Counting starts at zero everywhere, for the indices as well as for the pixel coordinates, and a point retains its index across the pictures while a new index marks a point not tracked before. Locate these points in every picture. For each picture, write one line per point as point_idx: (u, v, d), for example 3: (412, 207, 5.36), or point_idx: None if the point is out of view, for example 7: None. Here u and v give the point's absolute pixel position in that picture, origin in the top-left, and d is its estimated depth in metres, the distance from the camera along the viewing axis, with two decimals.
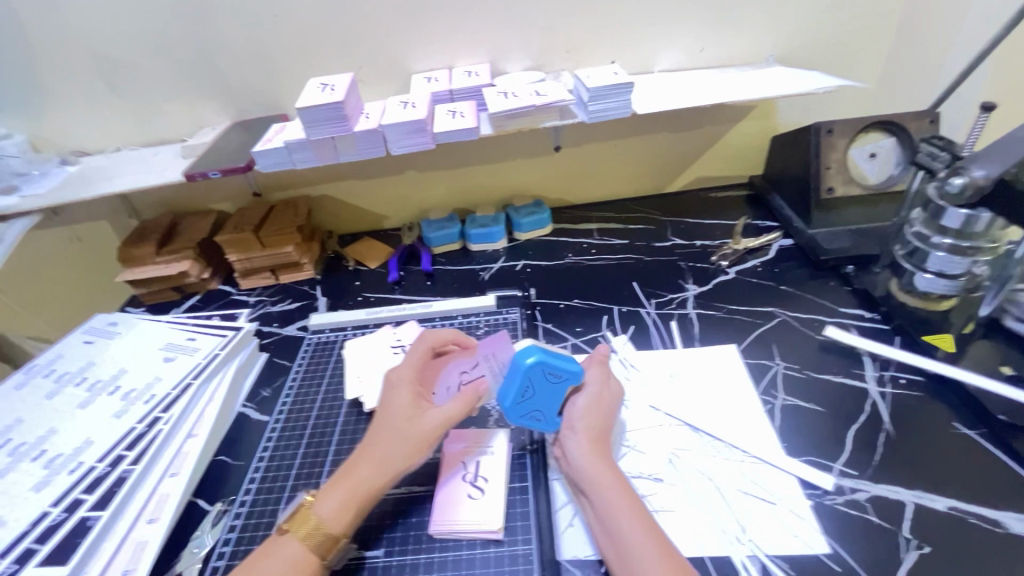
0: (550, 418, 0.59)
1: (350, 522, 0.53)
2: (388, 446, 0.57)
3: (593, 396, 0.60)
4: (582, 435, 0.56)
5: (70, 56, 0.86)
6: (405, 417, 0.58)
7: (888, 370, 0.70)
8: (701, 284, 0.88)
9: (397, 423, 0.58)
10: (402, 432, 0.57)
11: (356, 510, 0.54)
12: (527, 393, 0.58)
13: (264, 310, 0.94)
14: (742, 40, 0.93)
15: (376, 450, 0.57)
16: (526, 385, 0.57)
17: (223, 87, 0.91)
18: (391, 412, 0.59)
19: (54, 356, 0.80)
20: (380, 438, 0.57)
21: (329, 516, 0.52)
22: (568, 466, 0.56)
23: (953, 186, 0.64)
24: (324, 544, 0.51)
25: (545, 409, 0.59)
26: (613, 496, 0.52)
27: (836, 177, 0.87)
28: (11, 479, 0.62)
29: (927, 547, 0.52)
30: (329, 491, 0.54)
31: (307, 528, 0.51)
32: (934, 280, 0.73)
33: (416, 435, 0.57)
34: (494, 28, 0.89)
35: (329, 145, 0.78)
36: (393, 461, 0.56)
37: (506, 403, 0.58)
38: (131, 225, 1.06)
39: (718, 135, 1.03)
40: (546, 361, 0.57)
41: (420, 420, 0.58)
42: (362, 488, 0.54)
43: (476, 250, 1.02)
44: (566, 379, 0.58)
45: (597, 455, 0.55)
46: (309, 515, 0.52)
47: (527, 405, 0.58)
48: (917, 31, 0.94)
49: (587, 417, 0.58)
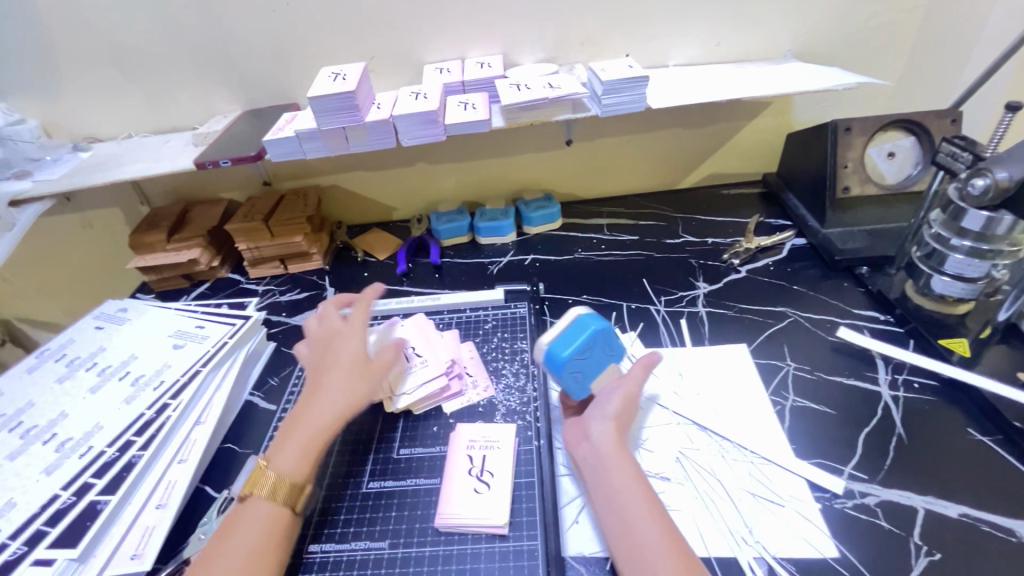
0: (584, 386, 0.60)
1: (308, 466, 0.54)
2: (335, 380, 0.60)
3: (630, 391, 0.58)
4: (611, 424, 0.55)
5: (83, 43, 0.86)
6: (353, 354, 0.62)
7: (901, 374, 0.69)
8: (712, 282, 0.87)
9: (341, 361, 0.62)
10: (348, 369, 0.61)
11: (313, 453, 0.55)
12: (583, 354, 0.59)
13: (273, 299, 0.94)
14: (761, 35, 0.92)
15: (323, 385, 0.60)
16: (588, 344, 0.59)
17: (234, 74, 0.91)
18: (336, 353, 0.63)
19: (65, 341, 0.81)
20: (326, 378, 0.60)
21: (288, 466, 0.54)
22: (587, 451, 0.55)
23: (976, 187, 0.63)
24: (291, 495, 0.52)
25: (586, 375, 0.60)
26: (633, 491, 0.51)
27: (852, 176, 0.85)
28: (22, 461, 0.62)
29: (938, 554, 0.51)
30: (281, 448, 0.55)
31: (268, 486, 0.52)
32: (951, 283, 0.72)
33: (361, 371, 0.61)
34: (508, 20, 0.88)
35: (339, 135, 0.78)
36: (340, 396, 0.59)
37: (560, 356, 0.58)
38: (141, 211, 1.05)
39: (732, 132, 1.02)
40: (610, 334, 0.61)
41: (363, 358, 0.63)
42: (316, 431, 0.56)
43: (485, 244, 1.01)
44: (614, 356, 0.61)
45: (623, 449, 0.54)
46: (267, 473, 0.53)
47: (578, 362, 0.59)
48: (940, 28, 0.92)
49: (620, 409, 0.56)
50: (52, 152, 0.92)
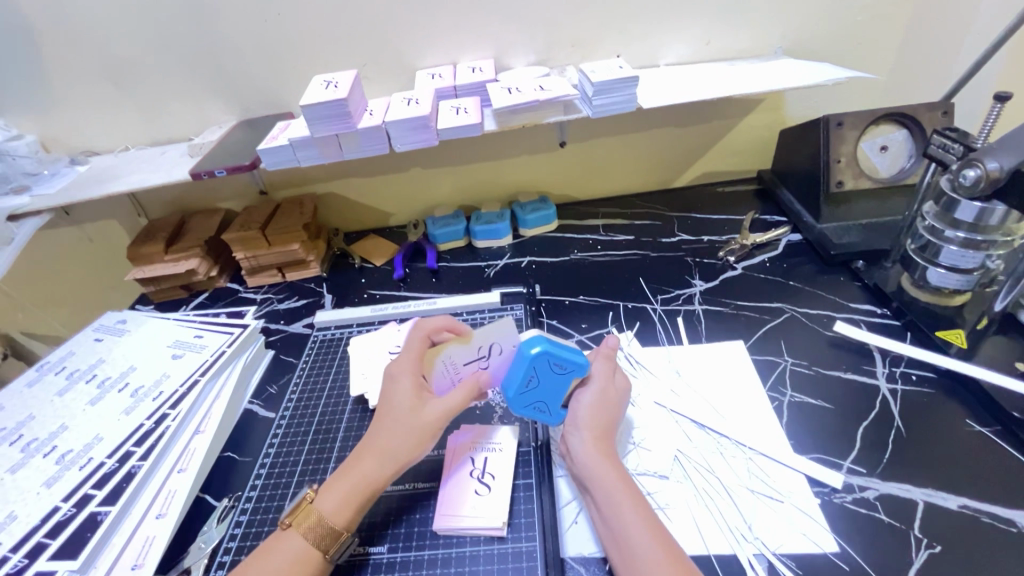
0: (556, 411, 0.58)
1: (352, 516, 0.52)
2: (391, 437, 0.55)
3: (599, 393, 0.58)
4: (586, 433, 0.56)
5: (79, 58, 0.87)
6: (415, 409, 0.56)
7: (899, 367, 0.69)
8: (708, 279, 0.87)
9: (399, 417, 0.56)
10: (410, 426, 0.55)
11: (358, 504, 0.53)
12: (531, 384, 0.57)
13: (271, 307, 0.95)
14: (752, 32, 0.92)
15: (378, 443, 0.55)
16: (531, 374, 0.57)
17: (228, 85, 0.92)
18: (393, 405, 0.57)
19: (65, 354, 0.81)
20: (381, 433, 0.56)
21: (333, 510, 0.52)
22: (572, 463, 0.56)
23: (967, 178, 0.62)
24: (328, 539, 0.51)
25: (549, 401, 0.58)
26: (615, 494, 0.51)
27: (846, 170, 0.86)
28: (23, 475, 0.63)
29: (938, 546, 0.51)
30: (332, 484, 0.54)
31: (308, 522, 0.51)
32: (946, 274, 0.72)
33: (420, 427, 0.56)
34: (498, 25, 0.88)
35: (333, 142, 0.78)
36: (399, 455, 0.55)
37: (509, 392, 0.57)
38: (139, 223, 1.06)
39: (725, 130, 1.02)
40: (552, 352, 0.56)
41: (424, 411, 0.56)
42: (365, 482, 0.54)
43: (481, 247, 1.02)
44: (572, 370, 0.57)
45: (602, 454, 0.54)
46: (310, 510, 0.52)
47: (531, 395, 0.58)
48: (931, 20, 0.92)
49: (592, 414, 0.57)
50: (50, 166, 0.93)
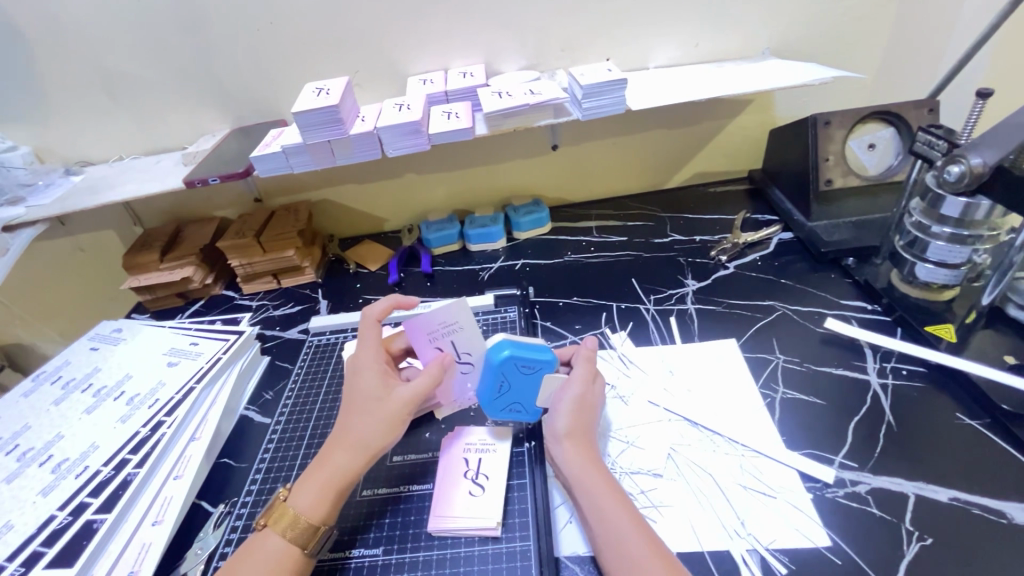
0: (529, 408, 0.61)
1: (329, 509, 0.53)
2: (361, 428, 0.55)
3: (576, 399, 0.58)
4: (567, 441, 0.55)
5: (73, 69, 0.88)
6: (380, 397, 0.57)
7: (890, 362, 0.69)
8: (700, 279, 0.87)
9: (365, 407, 0.56)
10: (378, 415, 0.56)
11: (334, 497, 0.53)
12: (502, 389, 0.59)
13: (266, 314, 0.95)
14: (739, 34, 0.93)
15: (349, 434, 0.55)
16: (500, 380, 0.59)
17: (222, 94, 0.92)
18: (359, 397, 0.57)
19: (61, 363, 0.82)
20: (351, 425, 0.56)
21: (308, 507, 0.52)
22: (558, 471, 0.56)
23: (951, 174, 0.63)
24: (305, 534, 0.51)
25: (522, 401, 0.60)
26: (600, 499, 0.51)
27: (835, 168, 0.87)
28: (19, 484, 0.63)
29: (929, 539, 0.51)
30: (306, 481, 0.54)
31: (285, 521, 0.51)
32: (935, 270, 0.72)
33: (388, 413, 0.56)
34: (489, 30, 0.89)
35: (325, 148, 0.79)
36: (370, 444, 0.55)
37: (484, 399, 0.60)
38: (135, 232, 1.06)
39: (716, 131, 1.03)
40: (518, 355, 0.58)
41: (390, 398, 0.57)
42: (339, 475, 0.54)
43: (475, 251, 1.02)
44: (540, 369, 0.59)
45: (584, 460, 0.54)
46: (285, 509, 0.52)
47: (504, 399, 0.60)
48: (917, 20, 0.93)
49: (569, 421, 0.56)
50: (45, 177, 0.93)
